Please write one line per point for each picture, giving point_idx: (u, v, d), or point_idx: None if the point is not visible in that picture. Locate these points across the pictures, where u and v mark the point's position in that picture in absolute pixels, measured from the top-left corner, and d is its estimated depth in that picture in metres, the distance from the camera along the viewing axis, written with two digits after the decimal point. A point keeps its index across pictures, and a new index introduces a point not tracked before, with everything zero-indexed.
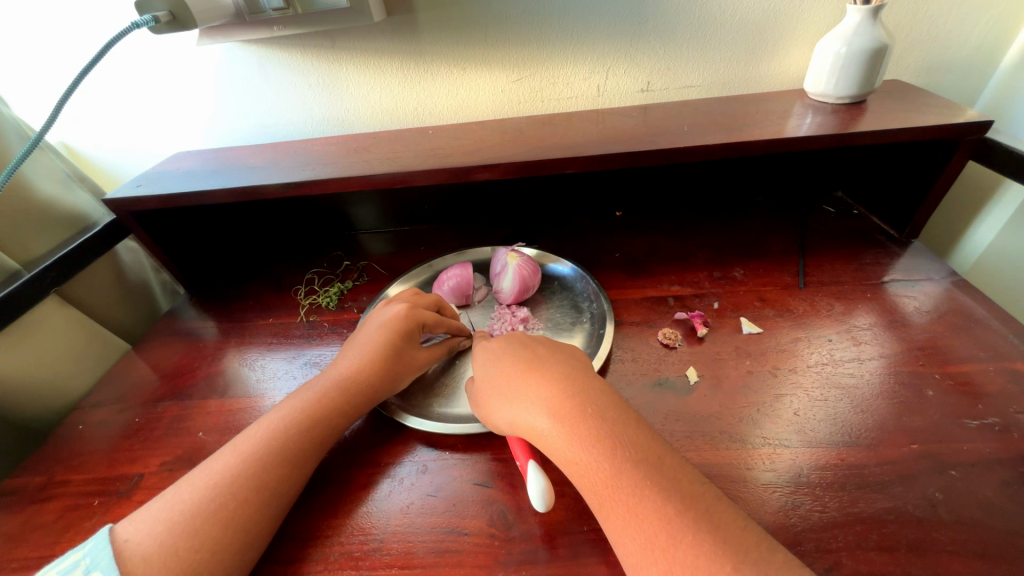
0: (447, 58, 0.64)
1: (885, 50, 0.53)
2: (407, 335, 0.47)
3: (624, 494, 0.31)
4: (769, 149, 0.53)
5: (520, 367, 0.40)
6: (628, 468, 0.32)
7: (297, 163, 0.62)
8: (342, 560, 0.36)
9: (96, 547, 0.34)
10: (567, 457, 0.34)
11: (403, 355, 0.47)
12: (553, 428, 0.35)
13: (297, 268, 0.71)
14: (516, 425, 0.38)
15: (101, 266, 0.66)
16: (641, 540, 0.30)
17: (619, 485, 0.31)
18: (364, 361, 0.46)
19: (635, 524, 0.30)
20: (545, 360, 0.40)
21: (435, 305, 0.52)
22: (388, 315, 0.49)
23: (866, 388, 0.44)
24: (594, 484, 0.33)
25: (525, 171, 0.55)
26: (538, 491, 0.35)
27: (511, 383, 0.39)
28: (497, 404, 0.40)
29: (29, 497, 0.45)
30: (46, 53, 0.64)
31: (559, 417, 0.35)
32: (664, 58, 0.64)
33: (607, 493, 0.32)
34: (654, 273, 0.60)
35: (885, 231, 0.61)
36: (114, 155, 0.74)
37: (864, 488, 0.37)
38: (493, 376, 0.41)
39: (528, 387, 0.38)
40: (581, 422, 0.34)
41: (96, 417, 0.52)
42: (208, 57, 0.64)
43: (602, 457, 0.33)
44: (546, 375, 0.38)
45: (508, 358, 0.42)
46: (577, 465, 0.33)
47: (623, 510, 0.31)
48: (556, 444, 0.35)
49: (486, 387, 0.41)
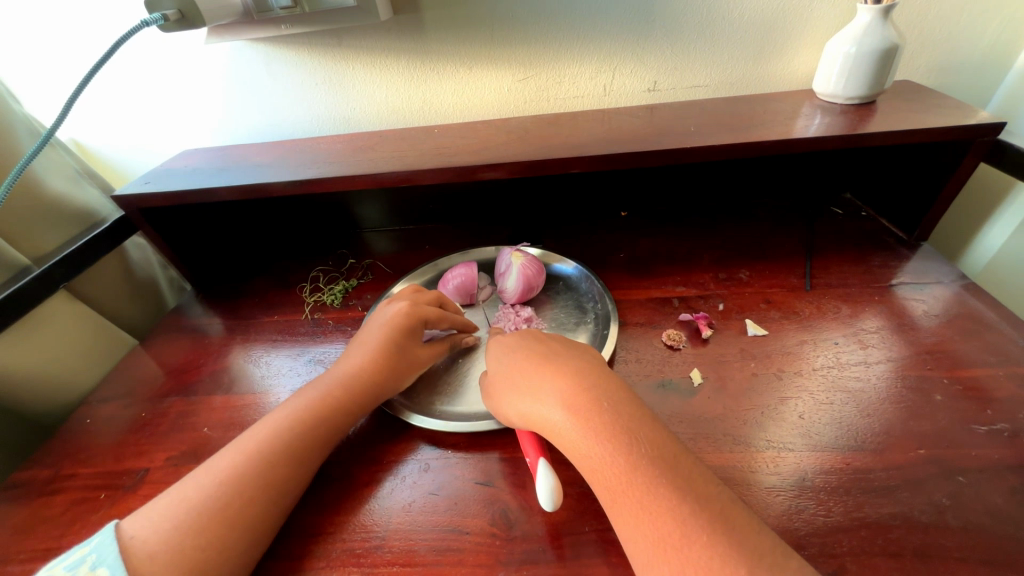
0: (454, 57, 0.64)
1: (896, 51, 0.52)
2: (409, 333, 0.48)
3: (639, 492, 0.31)
4: (776, 150, 0.53)
5: (534, 361, 0.40)
6: (642, 465, 0.32)
7: (304, 161, 0.62)
8: (344, 557, 0.37)
9: (101, 542, 0.35)
10: (579, 452, 0.34)
11: (407, 353, 0.47)
12: (567, 421, 0.35)
13: (302, 266, 0.72)
14: (529, 419, 0.38)
15: (110, 262, 0.67)
16: (654, 539, 0.29)
17: (633, 482, 0.31)
18: (368, 360, 0.46)
19: (646, 520, 0.30)
20: (557, 355, 0.40)
21: (437, 301, 0.52)
22: (391, 312, 0.49)
23: (873, 393, 0.43)
24: (607, 481, 0.32)
25: (531, 171, 0.55)
26: (546, 489, 0.35)
27: (523, 376, 0.39)
28: (509, 397, 0.40)
29: (37, 489, 0.46)
30: (56, 51, 0.64)
31: (574, 411, 0.35)
32: (670, 57, 0.64)
33: (619, 490, 0.32)
34: (659, 273, 0.59)
35: (894, 233, 0.60)
36: (124, 152, 0.75)
37: (869, 492, 0.36)
38: (505, 368, 0.42)
39: (542, 380, 0.38)
40: (596, 416, 0.34)
41: (103, 412, 0.53)
42: (216, 56, 0.64)
43: (614, 452, 0.33)
44: (559, 369, 0.38)
45: (522, 351, 0.42)
46: (590, 459, 0.33)
47: (636, 508, 0.31)
48: (570, 438, 0.35)
49: (498, 380, 0.42)
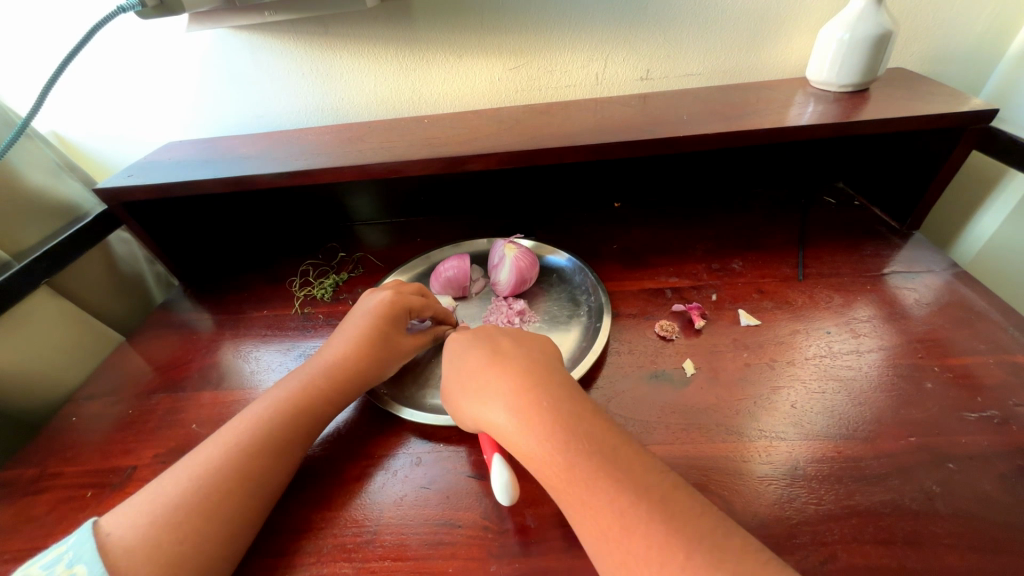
0: (443, 44, 0.63)
1: (890, 37, 0.52)
2: (393, 320, 0.47)
3: (580, 486, 0.31)
4: (769, 139, 0.52)
5: (481, 360, 0.40)
6: (580, 459, 0.31)
7: (291, 153, 0.61)
8: (335, 552, 0.36)
9: (77, 541, 0.34)
10: (522, 451, 0.34)
11: (391, 342, 0.47)
12: (509, 422, 0.34)
13: (292, 260, 0.71)
14: (477, 419, 0.37)
15: (93, 256, 0.66)
16: (600, 533, 0.29)
17: (574, 478, 0.31)
18: (351, 346, 0.45)
19: (591, 516, 0.30)
20: (505, 353, 0.40)
21: (420, 290, 0.51)
22: (375, 301, 0.48)
23: (865, 380, 0.43)
24: (551, 477, 0.32)
25: (522, 161, 0.54)
26: (503, 484, 0.35)
27: (471, 377, 0.39)
28: (460, 398, 0.39)
29: (22, 489, 0.45)
30: (34, 39, 0.63)
31: (514, 411, 0.35)
32: (663, 44, 0.63)
33: (563, 486, 0.31)
34: (652, 264, 0.59)
35: (886, 223, 0.60)
36: (107, 145, 0.73)
37: (860, 480, 0.36)
38: (457, 368, 0.41)
39: (487, 380, 0.38)
40: (535, 415, 0.34)
41: (89, 409, 0.52)
42: (199, 44, 0.63)
43: (554, 449, 0.32)
44: (510, 369, 0.37)
45: (471, 350, 0.41)
46: (532, 459, 0.33)
47: (581, 504, 0.30)
48: (512, 437, 0.34)
49: (453, 382, 0.41)
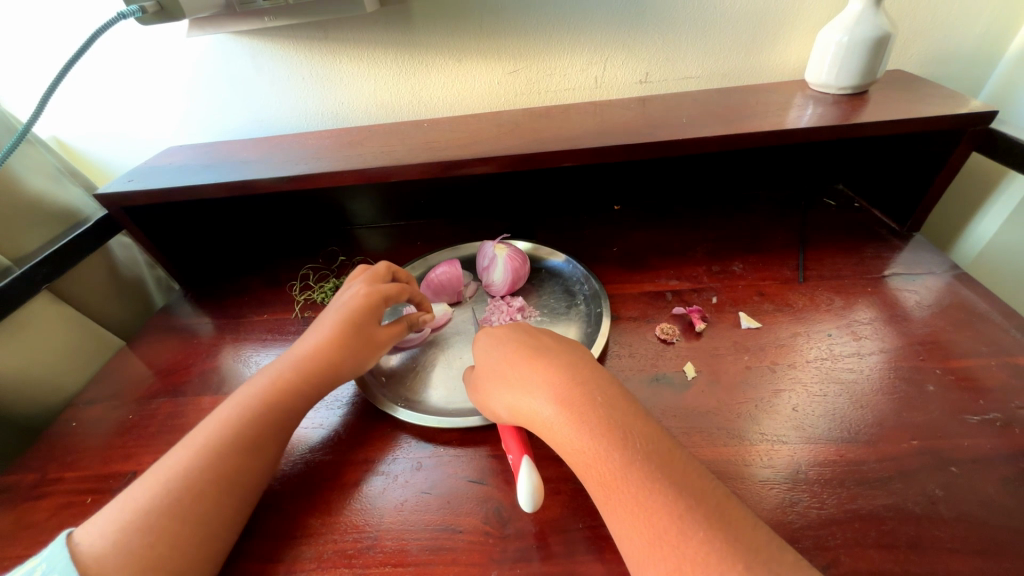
0: (443, 47, 0.63)
1: (888, 39, 0.52)
2: (367, 312, 0.46)
3: (635, 488, 0.30)
4: (768, 141, 0.52)
5: (523, 354, 0.39)
6: (636, 460, 0.31)
7: (291, 157, 0.61)
8: (336, 558, 0.36)
9: (51, 552, 0.33)
10: (570, 447, 0.33)
11: (366, 332, 0.46)
12: (557, 416, 0.34)
13: (292, 264, 0.71)
14: (518, 413, 0.37)
15: (93, 262, 0.66)
16: (648, 536, 0.29)
17: (626, 479, 0.31)
18: (324, 339, 0.45)
19: (641, 519, 0.29)
20: (546, 349, 0.39)
21: (391, 273, 0.51)
22: (350, 295, 0.48)
23: (866, 383, 0.43)
24: (599, 476, 0.32)
25: (522, 164, 0.54)
26: (528, 489, 0.35)
27: (513, 370, 0.38)
28: (498, 391, 0.39)
29: (22, 494, 0.45)
30: (36, 45, 0.63)
31: (565, 406, 0.34)
32: (662, 48, 0.63)
33: (613, 485, 0.31)
34: (653, 267, 0.59)
35: (886, 224, 0.60)
36: (108, 150, 0.73)
37: (862, 484, 0.36)
38: (495, 361, 0.40)
39: (532, 374, 0.37)
40: (587, 411, 0.34)
41: (90, 414, 0.52)
42: (199, 49, 0.63)
43: (608, 449, 0.32)
44: (553, 365, 0.37)
45: (510, 345, 0.41)
46: (581, 455, 0.33)
47: (630, 505, 0.30)
48: (559, 431, 0.34)
49: (487, 372, 0.41)
